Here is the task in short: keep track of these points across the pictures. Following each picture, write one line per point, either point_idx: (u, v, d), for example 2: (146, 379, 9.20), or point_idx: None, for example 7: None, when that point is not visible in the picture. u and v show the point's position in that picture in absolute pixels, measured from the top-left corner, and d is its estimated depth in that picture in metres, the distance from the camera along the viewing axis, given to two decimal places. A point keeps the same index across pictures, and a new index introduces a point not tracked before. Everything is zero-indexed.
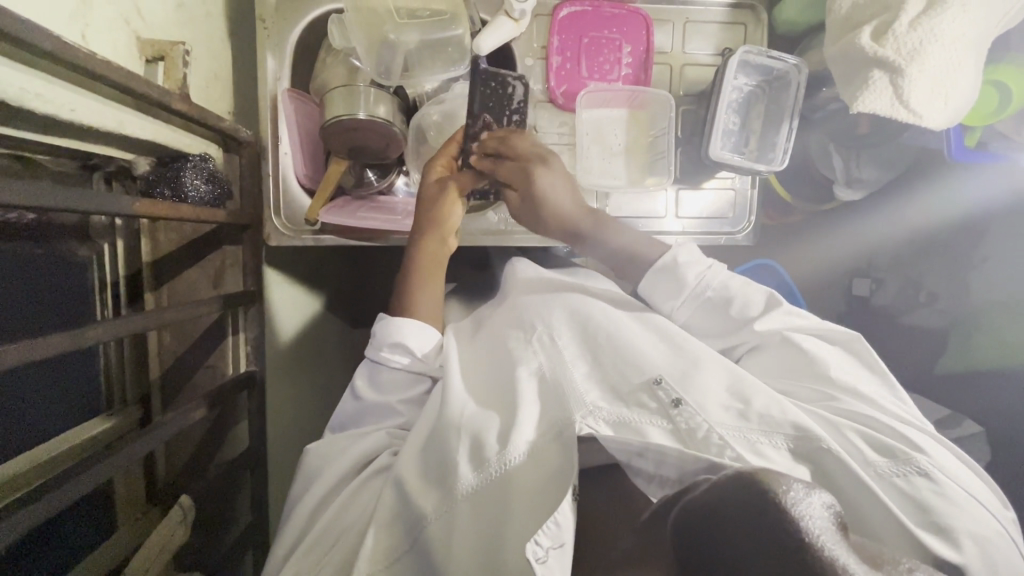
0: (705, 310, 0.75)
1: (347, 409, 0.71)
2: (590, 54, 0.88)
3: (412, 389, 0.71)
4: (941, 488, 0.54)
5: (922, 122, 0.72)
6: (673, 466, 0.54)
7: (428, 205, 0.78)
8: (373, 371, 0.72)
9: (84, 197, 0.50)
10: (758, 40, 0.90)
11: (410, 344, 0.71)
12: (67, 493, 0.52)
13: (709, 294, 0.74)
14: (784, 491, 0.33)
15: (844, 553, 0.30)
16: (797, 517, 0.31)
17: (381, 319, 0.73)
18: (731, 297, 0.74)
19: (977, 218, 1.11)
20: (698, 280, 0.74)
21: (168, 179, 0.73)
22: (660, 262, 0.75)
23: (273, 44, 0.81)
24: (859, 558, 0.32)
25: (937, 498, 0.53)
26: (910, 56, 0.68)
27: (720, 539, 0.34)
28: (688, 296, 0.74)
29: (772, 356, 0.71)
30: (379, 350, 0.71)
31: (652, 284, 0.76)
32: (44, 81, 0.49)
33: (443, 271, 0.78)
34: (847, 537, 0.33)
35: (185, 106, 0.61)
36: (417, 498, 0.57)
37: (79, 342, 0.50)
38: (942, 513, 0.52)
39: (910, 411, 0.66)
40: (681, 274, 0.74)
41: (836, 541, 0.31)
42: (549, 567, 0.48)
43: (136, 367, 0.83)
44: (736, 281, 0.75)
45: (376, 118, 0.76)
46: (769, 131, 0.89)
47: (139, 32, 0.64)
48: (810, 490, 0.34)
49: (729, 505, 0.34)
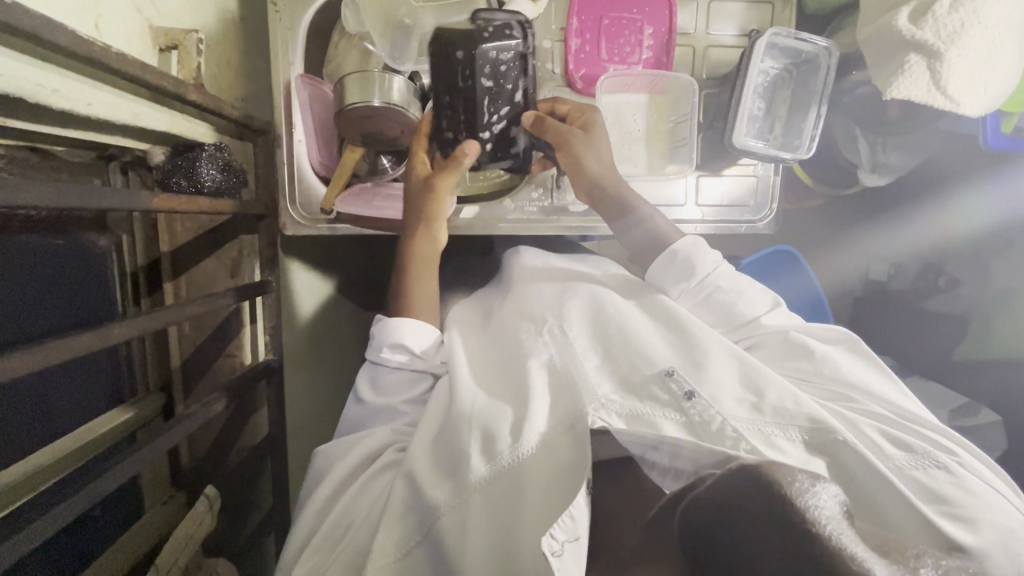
0: (709, 305, 0.74)
1: (351, 407, 0.72)
2: (610, 36, 0.85)
3: (414, 388, 0.71)
4: (961, 482, 0.53)
5: (959, 109, 0.69)
6: (689, 458, 0.52)
7: (416, 206, 0.76)
8: (374, 372, 0.71)
9: (103, 195, 0.49)
10: (786, 20, 0.87)
11: (409, 343, 0.70)
12: (90, 492, 0.53)
13: (719, 287, 0.74)
14: (791, 480, 0.33)
15: (852, 542, 0.30)
16: (805, 507, 0.31)
17: (377, 322, 0.73)
18: (738, 294, 0.74)
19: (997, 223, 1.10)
20: (711, 267, 0.75)
21: (182, 169, 0.70)
22: (680, 243, 0.76)
23: (286, 27, 0.79)
24: (870, 547, 0.32)
25: (956, 489, 0.52)
26: (949, 38, 0.64)
27: (736, 542, 0.33)
28: (694, 284, 0.74)
29: (774, 353, 0.70)
30: (379, 351, 0.71)
31: (663, 268, 0.76)
32: (60, 77, 0.48)
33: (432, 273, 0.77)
34: (856, 525, 0.33)
35: (199, 96, 0.59)
36: (431, 489, 0.57)
37: (102, 342, 0.50)
38: (962, 502, 0.50)
39: (917, 408, 0.64)
40: (696, 261, 0.74)
41: (846, 531, 0.31)
42: (565, 561, 0.46)
43: (157, 358, 0.83)
44: (743, 289, 0.75)
45: (392, 105, 0.74)
46: (795, 117, 0.86)
47: (151, 21, 0.62)
48: (815, 480, 0.33)
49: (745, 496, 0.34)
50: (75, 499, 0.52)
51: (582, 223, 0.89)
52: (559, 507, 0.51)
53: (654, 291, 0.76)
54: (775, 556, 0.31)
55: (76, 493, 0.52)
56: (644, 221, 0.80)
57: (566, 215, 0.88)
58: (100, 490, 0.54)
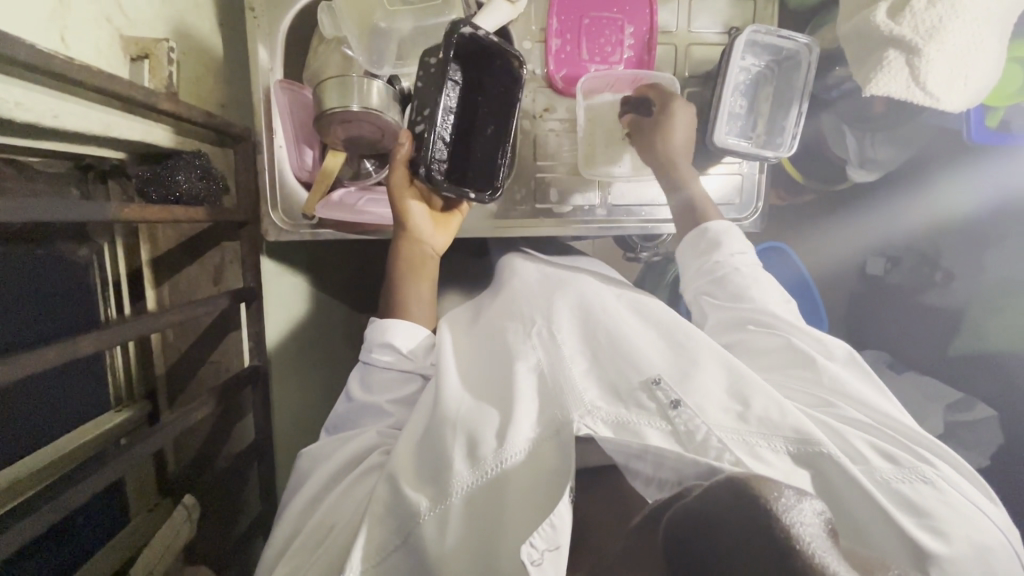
0: (730, 289, 0.74)
1: (340, 405, 0.71)
2: (591, 35, 0.85)
3: (403, 389, 0.70)
4: (944, 495, 0.52)
5: (939, 105, 0.68)
6: (671, 467, 0.51)
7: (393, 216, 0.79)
8: (365, 372, 0.71)
9: (74, 207, 0.49)
10: (768, 16, 0.86)
11: (398, 343, 0.71)
12: (67, 500, 0.53)
13: (737, 271, 0.74)
14: (776, 497, 0.32)
15: (835, 560, 0.30)
16: (790, 524, 0.31)
17: (373, 323, 0.74)
18: (754, 280, 0.74)
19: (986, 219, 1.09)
20: (735, 250, 0.76)
21: (160, 177, 0.70)
22: (705, 224, 0.77)
23: (264, 33, 0.79)
24: (850, 562, 0.32)
25: (939, 504, 0.51)
26: (928, 34, 0.64)
27: (714, 556, 0.32)
28: (716, 260, 0.75)
29: (776, 355, 0.68)
30: (370, 351, 0.71)
31: (689, 245, 0.78)
32: (22, 90, 0.48)
33: (415, 284, 0.76)
34: (839, 541, 0.33)
35: (171, 105, 0.59)
36: (413, 491, 0.56)
37: (72, 354, 0.50)
38: (941, 518, 0.50)
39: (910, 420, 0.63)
40: (720, 243, 0.76)
41: (828, 548, 0.30)
42: (544, 569, 0.46)
43: (141, 365, 0.83)
44: (762, 281, 0.75)
45: (369, 109, 0.74)
46: (778, 114, 0.85)
47: (122, 30, 0.62)
48: (801, 495, 0.33)
49: (723, 507, 0.34)
50: (51, 506, 0.52)
51: (570, 225, 0.88)
52: (543, 513, 0.51)
53: (652, 299, 0.76)
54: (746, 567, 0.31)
55: (48, 503, 0.52)
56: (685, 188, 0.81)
57: (552, 217, 0.88)
58: (76, 496, 0.54)
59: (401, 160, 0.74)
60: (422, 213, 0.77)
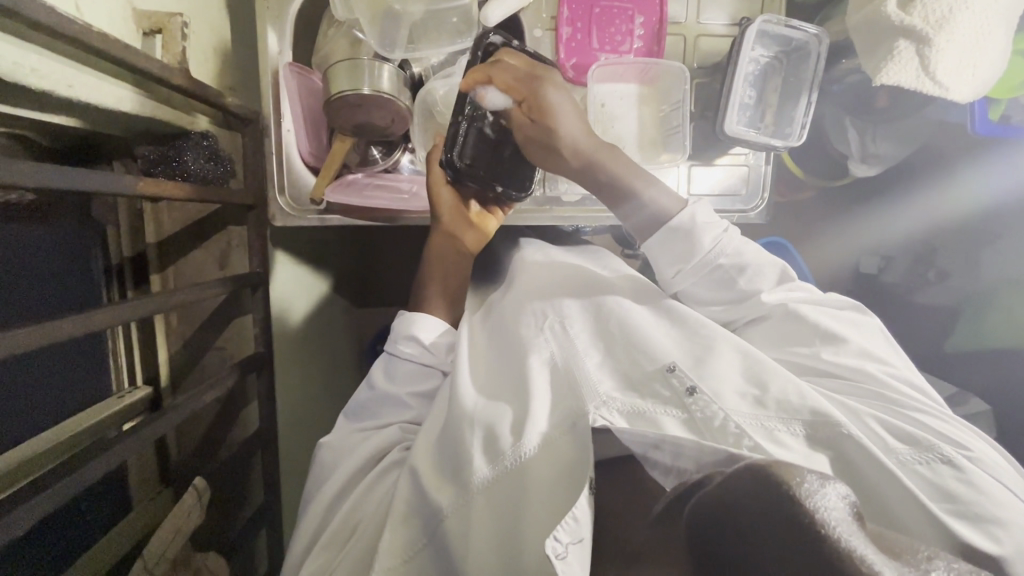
0: (712, 280, 0.71)
1: (360, 391, 0.70)
2: (602, 25, 0.85)
3: (423, 382, 0.70)
4: (967, 474, 0.52)
5: (948, 94, 0.69)
6: (690, 457, 0.51)
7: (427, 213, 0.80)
8: (388, 363, 0.70)
9: (84, 176, 0.48)
10: (776, 9, 0.87)
11: (422, 336, 0.70)
12: (76, 481, 0.52)
13: (722, 264, 0.70)
14: (799, 481, 0.32)
15: (862, 545, 0.29)
16: (814, 508, 0.30)
17: (402, 315, 0.74)
18: (743, 265, 0.70)
19: (993, 210, 1.11)
20: (714, 244, 0.69)
21: (170, 158, 0.69)
22: (675, 220, 0.69)
23: (274, 16, 0.78)
24: (877, 547, 0.31)
25: (963, 486, 0.51)
26: (937, 24, 0.65)
27: (744, 535, 0.32)
28: (698, 262, 0.70)
29: (776, 327, 0.70)
30: (394, 343, 0.71)
31: (659, 246, 0.71)
32: (38, 56, 0.47)
33: (452, 269, 0.78)
34: (864, 526, 0.32)
35: (184, 81, 0.58)
36: (436, 483, 0.56)
37: (85, 328, 0.49)
38: (968, 499, 0.50)
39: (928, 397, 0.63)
40: (694, 238, 0.69)
41: (854, 532, 0.30)
42: (570, 564, 0.45)
43: (144, 352, 0.82)
44: (759, 262, 0.71)
45: (380, 94, 0.74)
46: (786, 105, 0.86)
47: (135, 4, 0.61)
48: (824, 479, 0.33)
49: (757, 481, 0.33)
50: (60, 486, 0.50)
51: (577, 213, 0.88)
52: (565, 505, 0.51)
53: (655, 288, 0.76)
54: (782, 548, 0.30)
55: (53, 485, 0.51)
56: (652, 202, 0.71)
57: (559, 205, 0.88)
58: (85, 479, 0.53)
59: (433, 158, 0.78)
60: (454, 200, 0.79)
